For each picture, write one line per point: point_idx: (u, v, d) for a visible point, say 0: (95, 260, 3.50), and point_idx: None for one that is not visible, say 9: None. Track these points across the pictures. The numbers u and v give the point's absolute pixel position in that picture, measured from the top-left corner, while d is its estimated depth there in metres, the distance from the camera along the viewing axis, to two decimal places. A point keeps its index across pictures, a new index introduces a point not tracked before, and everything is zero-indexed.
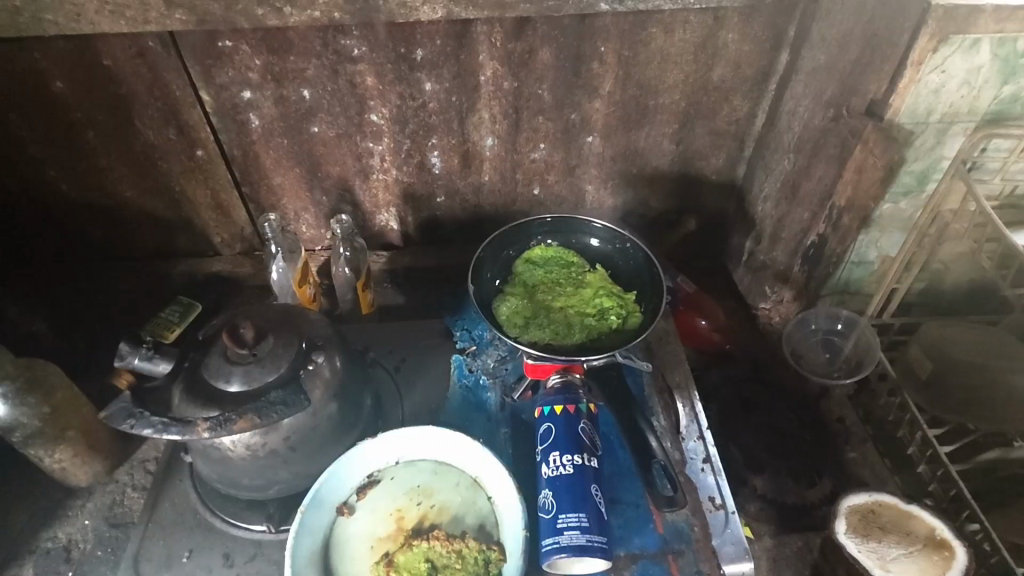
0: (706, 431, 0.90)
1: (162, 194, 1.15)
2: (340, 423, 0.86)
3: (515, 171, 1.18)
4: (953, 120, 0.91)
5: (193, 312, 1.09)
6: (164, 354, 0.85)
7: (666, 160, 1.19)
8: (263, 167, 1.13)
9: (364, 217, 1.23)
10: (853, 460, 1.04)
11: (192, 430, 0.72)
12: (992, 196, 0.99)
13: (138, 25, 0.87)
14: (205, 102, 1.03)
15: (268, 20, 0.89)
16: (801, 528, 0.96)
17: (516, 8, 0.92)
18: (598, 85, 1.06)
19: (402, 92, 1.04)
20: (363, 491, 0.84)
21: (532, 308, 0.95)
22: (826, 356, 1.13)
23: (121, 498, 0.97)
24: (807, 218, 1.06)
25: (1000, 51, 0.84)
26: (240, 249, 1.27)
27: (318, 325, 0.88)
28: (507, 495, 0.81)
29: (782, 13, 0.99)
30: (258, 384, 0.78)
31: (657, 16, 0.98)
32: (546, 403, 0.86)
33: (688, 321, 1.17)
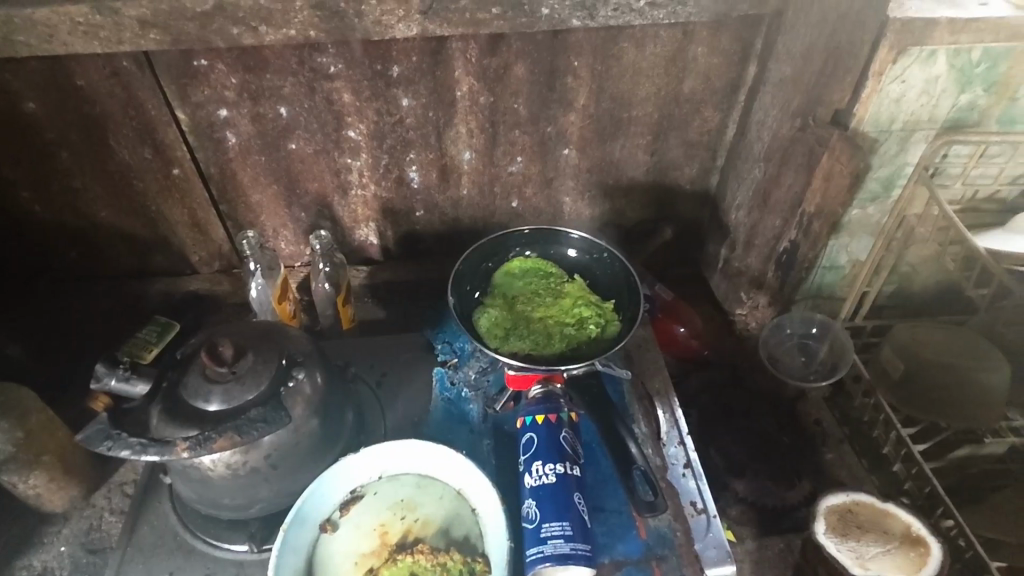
0: (687, 437, 0.92)
1: (138, 213, 1.15)
2: (322, 439, 0.85)
3: (493, 184, 1.19)
4: (913, 128, 0.95)
5: (171, 332, 1.09)
6: (142, 375, 0.83)
7: (641, 170, 1.21)
8: (240, 185, 1.13)
9: (344, 232, 1.23)
10: (830, 461, 1.06)
11: (171, 451, 0.71)
12: (954, 201, 1.03)
13: (112, 45, 0.87)
14: (180, 121, 1.03)
15: (243, 39, 0.89)
16: (782, 530, 0.98)
17: (489, 25, 0.93)
18: (573, 98, 1.08)
19: (380, 108, 1.05)
20: (346, 507, 0.83)
21: (511, 320, 0.96)
22: (802, 360, 1.14)
23: (98, 522, 0.95)
24: (779, 225, 1.08)
25: (956, 61, 0.88)
26: (218, 267, 1.26)
27: (299, 341, 0.88)
28: (490, 506, 0.81)
29: (748, 27, 1.02)
30: (238, 403, 0.78)
31: (627, 31, 1.00)
32: (528, 413, 0.87)
33: (666, 328, 1.18)
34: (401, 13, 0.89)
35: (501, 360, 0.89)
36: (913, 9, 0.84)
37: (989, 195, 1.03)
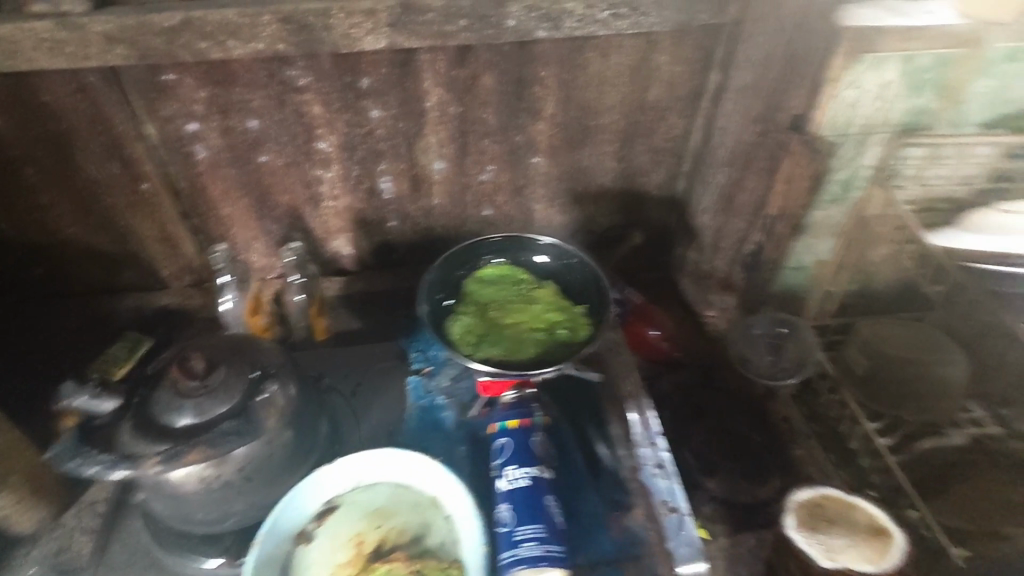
0: (660, 437, 0.88)
1: (106, 228, 1.14)
2: (295, 451, 0.85)
3: (465, 193, 1.21)
4: (870, 132, 0.98)
5: (142, 348, 1.11)
6: (112, 392, 0.80)
7: (610, 177, 1.23)
8: (211, 198, 1.13)
9: (316, 243, 1.23)
10: (799, 457, 1.06)
11: (142, 465, 0.71)
12: (911, 201, 1.06)
13: (77, 61, 0.87)
14: (149, 135, 1.03)
15: (211, 53, 0.89)
16: (754, 526, 0.99)
17: (457, 37, 0.94)
18: (541, 107, 1.10)
19: (350, 120, 1.06)
20: (321, 518, 0.83)
21: (484, 326, 0.97)
22: (770, 357, 1.16)
23: (68, 543, 0.93)
24: (743, 228, 1.10)
25: (907, 67, 0.91)
26: (189, 281, 1.25)
27: (271, 352, 0.88)
28: (465, 512, 0.81)
29: (708, 36, 1.05)
30: (209, 416, 0.77)
31: (592, 41, 1.03)
32: (501, 418, 0.88)
33: (637, 331, 1.20)
34: (369, 26, 0.91)
35: (473, 366, 0.90)
36: (864, 18, 0.87)
37: (943, 194, 1.06)
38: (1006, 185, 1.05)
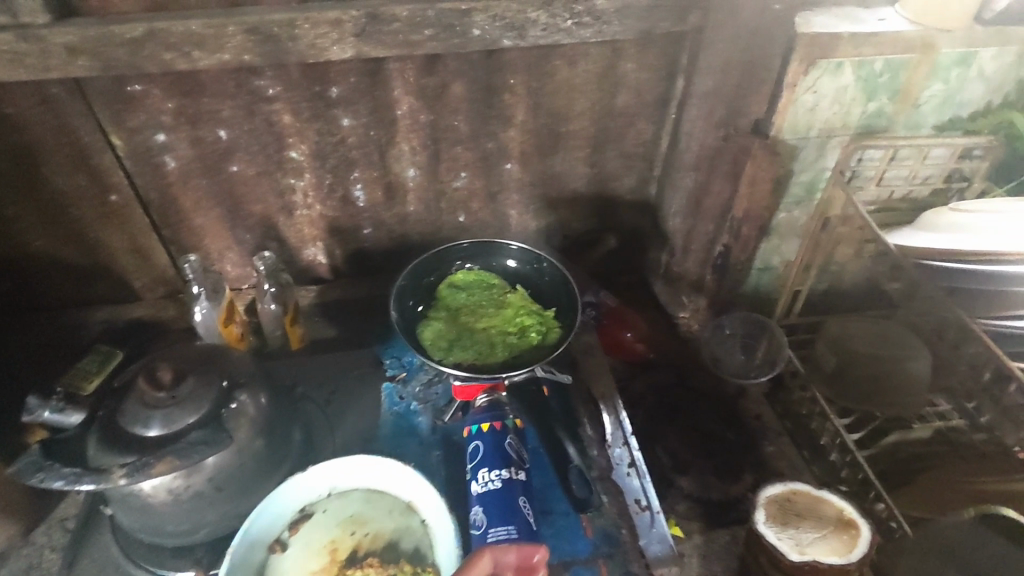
0: (632, 437, 0.94)
1: (75, 240, 1.12)
2: (267, 459, 0.85)
3: (439, 200, 1.22)
4: (829, 134, 1.01)
5: (112, 361, 1.06)
6: (78, 405, 0.81)
7: (582, 182, 1.25)
8: (182, 209, 1.12)
9: (291, 252, 1.23)
10: (771, 454, 1.10)
11: (108, 479, 0.70)
12: (871, 201, 1.10)
13: (39, 73, 0.86)
14: (116, 146, 1.02)
15: (177, 64, 0.89)
16: (727, 523, 1.01)
17: (423, 46, 0.95)
18: (511, 115, 1.12)
19: (321, 129, 1.06)
20: (295, 525, 0.83)
21: (456, 331, 0.98)
22: (742, 356, 1.20)
23: (38, 560, 0.91)
24: (711, 230, 1.15)
25: (861, 72, 0.94)
26: (162, 293, 1.24)
27: (242, 362, 0.87)
28: (439, 516, 0.82)
29: (673, 44, 1.08)
30: (178, 427, 0.76)
31: (559, 49, 1.04)
32: (474, 422, 0.89)
33: (612, 334, 1.21)
34: (335, 36, 0.91)
35: (445, 371, 0.91)
36: (818, 25, 0.90)
37: (903, 195, 1.10)
38: (963, 184, 1.08)
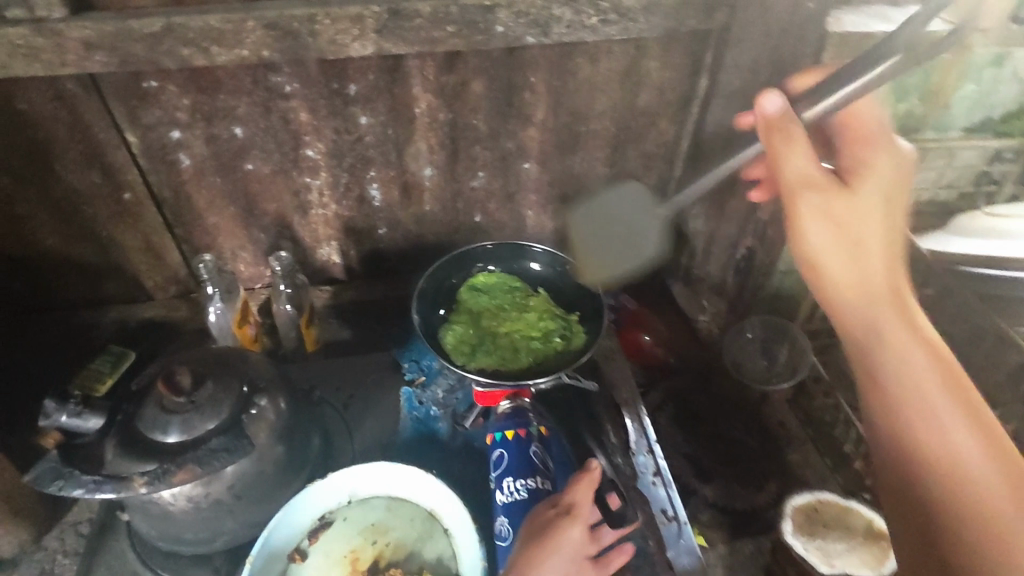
0: (656, 445, 0.92)
1: (87, 239, 1.11)
2: (285, 467, 0.83)
3: (456, 200, 1.20)
4: None
5: (125, 361, 1.07)
6: (94, 409, 0.78)
7: (601, 182, 1.23)
8: (196, 208, 1.10)
9: (305, 252, 1.21)
10: (795, 461, 1.10)
11: (128, 487, 0.69)
12: None
13: (55, 68, 0.84)
14: (130, 144, 1.00)
15: (195, 60, 0.87)
16: (752, 533, 1.00)
17: (445, 44, 0.92)
18: (531, 114, 1.09)
19: (338, 127, 1.04)
20: (315, 534, 0.81)
21: (478, 335, 0.97)
22: (765, 362, 1.16)
23: (50, 566, 0.90)
24: (735, 233, 1.10)
25: (893, 73, 0.94)
26: (174, 292, 1.22)
27: (261, 365, 0.85)
28: (464, 527, 0.80)
29: (698, 41, 1.05)
30: (196, 434, 0.74)
31: (582, 47, 1.02)
32: (497, 429, 0.88)
33: (631, 337, 1.20)
34: (356, 32, 0.88)
35: (469, 377, 0.90)
36: (849, 26, 0.88)
37: (929, 199, 1.08)
38: (993, 188, 1.07)
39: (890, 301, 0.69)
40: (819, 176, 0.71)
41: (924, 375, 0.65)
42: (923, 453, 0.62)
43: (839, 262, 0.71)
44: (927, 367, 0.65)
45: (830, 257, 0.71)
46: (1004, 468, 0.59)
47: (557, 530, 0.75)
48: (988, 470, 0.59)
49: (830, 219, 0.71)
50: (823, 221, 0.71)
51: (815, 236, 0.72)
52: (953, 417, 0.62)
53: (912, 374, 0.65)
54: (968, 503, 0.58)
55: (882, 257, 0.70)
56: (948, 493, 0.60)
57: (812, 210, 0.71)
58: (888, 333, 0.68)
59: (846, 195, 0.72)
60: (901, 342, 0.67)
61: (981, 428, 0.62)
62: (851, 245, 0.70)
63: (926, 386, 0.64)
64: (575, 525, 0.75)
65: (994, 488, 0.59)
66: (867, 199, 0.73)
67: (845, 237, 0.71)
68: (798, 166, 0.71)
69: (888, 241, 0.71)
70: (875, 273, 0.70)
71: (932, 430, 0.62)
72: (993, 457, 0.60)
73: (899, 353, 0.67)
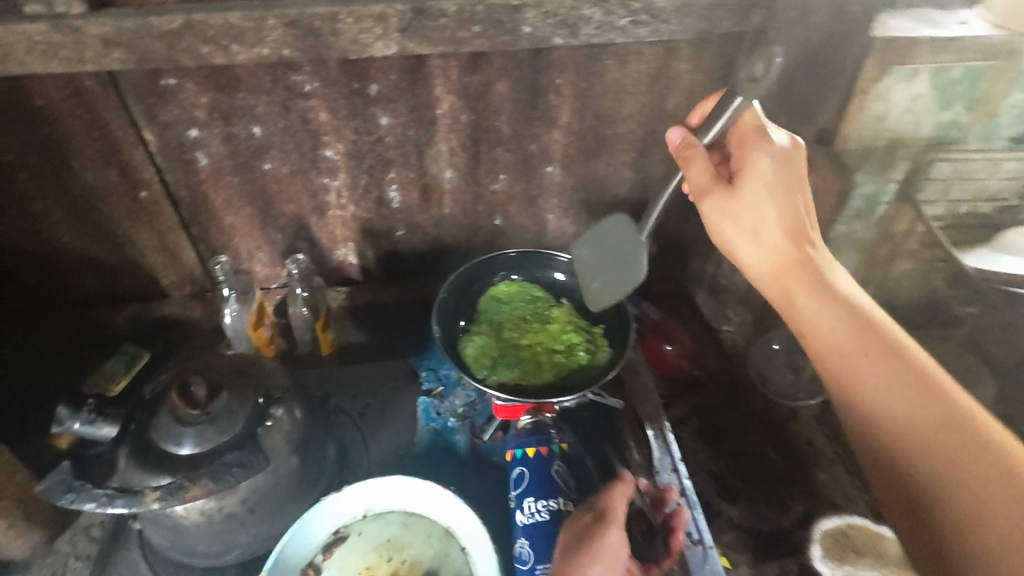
0: (680, 463, 0.91)
1: (104, 236, 1.09)
2: (301, 479, 0.81)
3: (476, 203, 1.17)
4: (897, 145, 0.95)
5: (139, 362, 1.10)
6: (109, 417, 0.77)
7: (626, 187, 1.19)
8: (213, 207, 1.09)
9: (321, 253, 1.19)
10: (823, 481, 1.04)
11: (141, 502, 0.67)
12: (937, 218, 1.04)
13: (73, 65, 0.82)
14: (148, 141, 0.98)
15: (214, 58, 0.85)
16: (778, 555, 0.96)
17: (471, 44, 0.89)
18: (556, 116, 1.06)
19: (358, 128, 1.02)
20: (329, 550, 0.79)
21: (501, 348, 0.97)
22: (790, 376, 1.15)
23: (61, 570, 0.89)
24: None
25: (938, 80, 0.88)
26: (189, 291, 1.21)
27: (276, 374, 0.83)
28: (482, 548, 0.78)
29: (731, 44, 1.01)
30: (211, 446, 0.73)
31: (611, 48, 0.98)
32: (518, 447, 0.87)
33: (654, 348, 1.16)
34: (379, 31, 0.85)
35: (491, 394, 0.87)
36: (893, 30, 0.84)
37: (969, 211, 1.04)
38: None
39: (804, 281, 0.71)
40: (716, 184, 0.75)
41: (854, 344, 0.67)
42: (872, 426, 0.64)
43: (750, 252, 0.74)
44: (855, 337, 0.67)
45: (746, 254, 0.75)
46: (942, 421, 0.61)
47: (597, 532, 0.72)
48: (932, 428, 0.61)
49: (731, 219, 0.74)
50: (727, 230, 0.75)
51: (730, 239, 0.75)
52: (885, 384, 0.64)
53: (838, 350, 0.68)
54: (921, 464, 0.60)
55: (784, 242, 0.72)
56: (906, 459, 0.61)
57: (716, 219, 0.75)
58: (808, 313, 0.71)
59: (738, 193, 0.73)
60: (825, 319, 0.69)
61: (912, 384, 0.63)
62: (754, 237, 0.74)
63: (858, 359, 0.66)
64: (614, 527, 0.73)
65: (940, 446, 0.60)
66: (758, 185, 0.73)
67: (748, 227, 0.74)
68: (700, 177, 0.76)
69: (780, 222, 0.72)
70: (780, 250, 0.72)
71: (875, 399, 0.64)
72: (933, 414, 0.61)
73: (824, 329, 0.69)
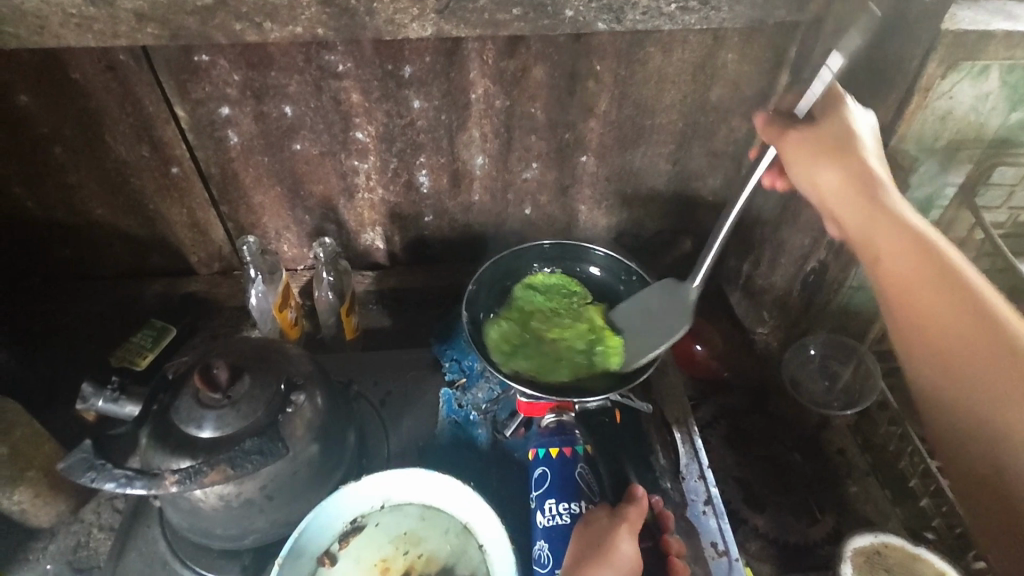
0: (707, 471, 0.89)
1: (135, 211, 1.10)
2: (320, 466, 0.80)
3: (506, 191, 1.14)
4: (958, 147, 0.88)
5: (166, 338, 1.11)
6: (132, 395, 0.79)
7: (662, 180, 1.15)
8: (242, 185, 1.08)
9: (349, 236, 1.18)
10: (854, 495, 1.01)
11: (159, 484, 0.67)
12: (997, 225, 0.97)
13: (107, 39, 0.81)
14: (180, 118, 0.97)
15: (247, 36, 0.83)
16: (804, 569, 0.92)
17: (509, 27, 0.85)
18: (593, 104, 1.02)
19: (390, 110, 0.99)
20: (346, 539, 0.79)
21: (530, 337, 0.95)
22: (825, 384, 1.07)
23: (86, 539, 0.91)
24: (808, 244, 1.01)
25: (1010, 77, 0.81)
26: (218, 268, 1.21)
27: (299, 360, 0.83)
28: (500, 546, 0.77)
29: (783, 33, 0.95)
30: (230, 431, 0.72)
31: (655, 35, 0.94)
32: (541, 445, 0.86)
33: (684, 347, 1.12)
34: (415, 12, 0.82)
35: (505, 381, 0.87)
36: (963, 22, 0.77)
37: None
38: None
39: (873, 195, 0.73)
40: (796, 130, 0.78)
41: (912, 256, 0.68)
42: (920, 334, 0.67)
43: (829, 178, 0.75)
44: (919, 249, 0.68)
45: (822, 179, 0.76)
46: (984, 329, 0.63)
47: (610, 542, 0.71)
48: (983, 330, 0.63)
49: (809, 156, 0.77)
50: (806, 162, 0.77)
51: (807, 167, 0.77)
52: (946, 290, 0.65)
53: (901, 265, 0.69)
54: (974, 369, 0.62)
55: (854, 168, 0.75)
56: (953, 365, 0.64)
57: (794, 155, 0.78)
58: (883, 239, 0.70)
59: (814, 130, 0.77)
60: (893, 232, 0.70)
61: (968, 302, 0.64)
62: (834, 172, 0.75)
63: (913, 269, 0.68)
64: (627, 538, 0.72)
65: (993, 352, 0.62)
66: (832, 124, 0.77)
67: (821, 156, 0.76)
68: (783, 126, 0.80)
69: (848, 151, 0.76)
70: (853, 172, 0.74)
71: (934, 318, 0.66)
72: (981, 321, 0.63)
73: (883, 241, 0.70)
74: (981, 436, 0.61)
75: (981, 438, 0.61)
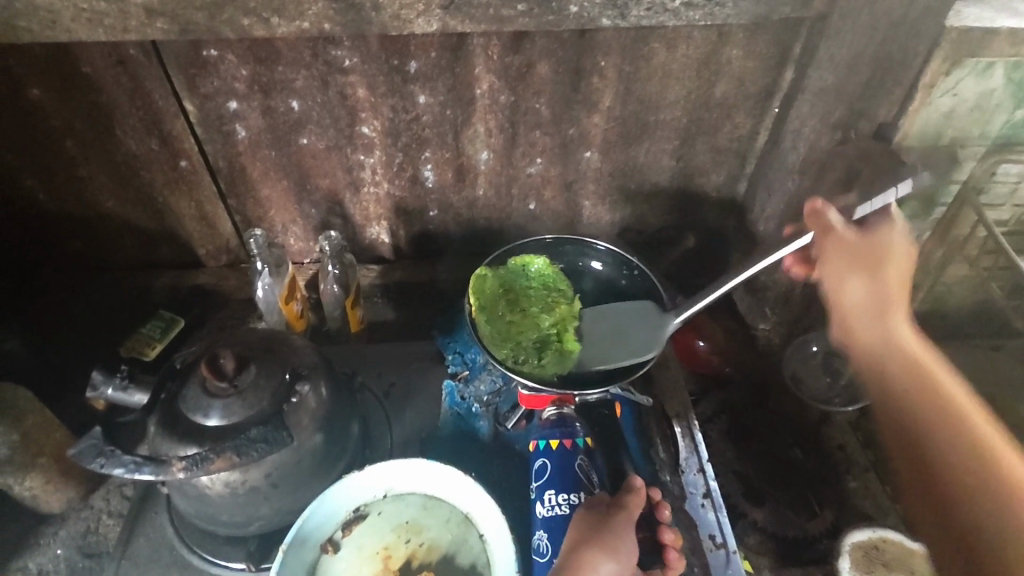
0: (706, 464, 0.90)
1: (145, 204, 1.11)
2: (324, 455, 0.82)
3: (510, 185, 1.14)
4: (962, 144, 0.88)
5: (175, 330, 1.12)
6: (140, 384, 0.81)
7: (666, 176, 1.16)
8: (250, 179, 1.09)
9: (354, 230, 1.19)
10: (854, 491, 1.01)
11: (167, 471, 0.68)
12: (1000, 223, 0.97)
13: (117, 34, 0.82)
14: (188, 112, 0.99)
15: (254, 31, 0.84)
16: (802, 563, 0.93)
17: (514, 23, 0.86)
18: (598, 100, 1.03)
19: (396, 105, 1.00)
20: (348, 527, 0.80)
21: (500, 309, 0.94)
22: (826, 380, 1.09)
23: (95, 525, 0.93)
24: None
25: (1014, 75, 0.81)
26: (225, 261, 1.23)
27: (304, 351, 0.84)
28: (501, 536, 0.78)
29: (787, 30, 0.95)
30: (237, 419, 0.74)
31: (659, 31, 0.94)
32: (541, 437, 0.87)
33: (685, 342, 1.13)
34: (421, 7, 0.83)
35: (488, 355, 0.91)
36: (969, 18, 0.77)
37: None
38: None
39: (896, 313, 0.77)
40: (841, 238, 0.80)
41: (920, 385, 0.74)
42: (911, 446, 0.73)
43: (853, 290, 0.80)
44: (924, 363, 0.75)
45: (849, 292, 0.81)
46: (971, 447, 0.69)
47: (611, 531, 0.73)
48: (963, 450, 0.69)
49: (844, 265, 0.80)
50: (836, 269, 0.81)
51: (833, 277, 0.81)
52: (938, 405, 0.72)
53: (902, 385, 0.75)
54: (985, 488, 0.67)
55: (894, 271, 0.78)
56: (953, 461, 0.69)
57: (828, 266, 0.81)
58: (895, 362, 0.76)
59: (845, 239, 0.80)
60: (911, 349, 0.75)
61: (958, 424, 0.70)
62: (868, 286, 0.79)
63: (911, 385, 0.74)
64: (628, 528, 0.74)
65: (964, 445, 0.70)
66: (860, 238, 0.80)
67: (852, 265, 0.80)
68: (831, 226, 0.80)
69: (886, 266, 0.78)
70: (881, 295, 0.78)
71: (936, 441, 0.71)
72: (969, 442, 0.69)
73: (889, 359, 0.77)
74: (946, 514, 0.69)
75: (962, 527, 0.67)
